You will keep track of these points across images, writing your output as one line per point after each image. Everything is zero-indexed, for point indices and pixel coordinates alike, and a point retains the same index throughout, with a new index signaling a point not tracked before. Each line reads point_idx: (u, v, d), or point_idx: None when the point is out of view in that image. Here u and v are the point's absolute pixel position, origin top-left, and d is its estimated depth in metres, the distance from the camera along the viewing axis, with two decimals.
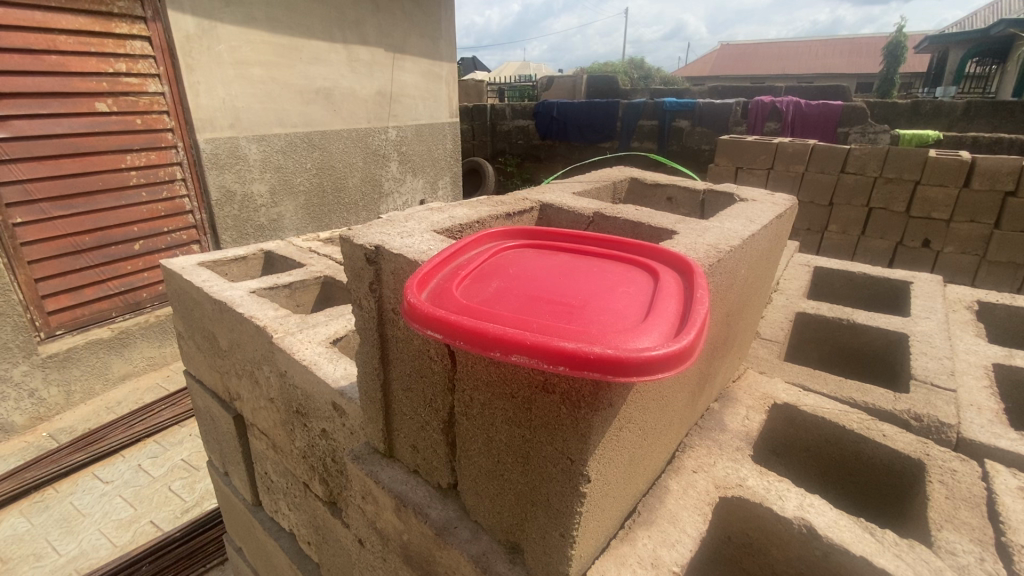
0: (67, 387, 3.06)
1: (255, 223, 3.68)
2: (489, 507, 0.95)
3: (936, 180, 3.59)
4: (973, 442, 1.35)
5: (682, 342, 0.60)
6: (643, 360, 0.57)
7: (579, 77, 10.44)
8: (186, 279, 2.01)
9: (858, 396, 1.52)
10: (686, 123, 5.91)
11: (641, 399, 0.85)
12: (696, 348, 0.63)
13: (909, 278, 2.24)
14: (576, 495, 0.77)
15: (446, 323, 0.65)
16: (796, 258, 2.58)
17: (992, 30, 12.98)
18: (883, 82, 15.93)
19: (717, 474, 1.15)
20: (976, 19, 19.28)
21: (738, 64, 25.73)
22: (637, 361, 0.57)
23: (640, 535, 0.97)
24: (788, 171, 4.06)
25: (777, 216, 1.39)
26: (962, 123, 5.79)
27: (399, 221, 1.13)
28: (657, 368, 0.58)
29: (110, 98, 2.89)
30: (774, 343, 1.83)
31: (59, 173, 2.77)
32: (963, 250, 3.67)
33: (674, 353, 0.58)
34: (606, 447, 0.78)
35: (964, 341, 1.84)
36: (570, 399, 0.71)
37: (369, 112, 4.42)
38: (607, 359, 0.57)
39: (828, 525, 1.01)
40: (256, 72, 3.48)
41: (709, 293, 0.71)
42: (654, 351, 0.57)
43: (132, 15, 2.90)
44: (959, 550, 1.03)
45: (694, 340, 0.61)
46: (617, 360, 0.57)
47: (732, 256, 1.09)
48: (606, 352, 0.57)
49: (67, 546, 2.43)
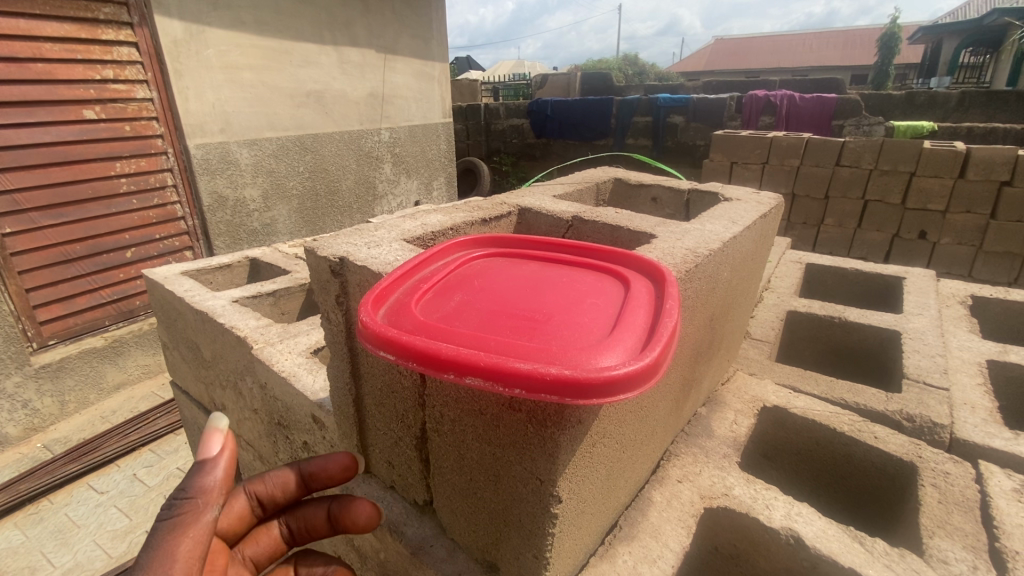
0: (62, 397, 2.98)
1: (248, 228, 3.63)
2: (465, 525, 0.92)
3: (931, 172, 3.56)
4: (967, 443, 1.32)
5: (648, 359, 0.57)
6: (604, 381, 0.54)
7: (574, 74, 10.38)
8: (168, 288, 1.97)
9: (849, 397, 1.49)
10: (680, 119, 5.87)
11: (616, 411, 0.82)
12: (663, 364, 0.60)
13: (902, 274, 2.21)
14: (548, 517, 0.75)
15: (399, 343, 0.62)
16: (788, 255, 2.55)
17: (987, 19, 12.96)
18: (878, 73, 15.97)
19: (703, 484, 1.12)
20: (969, 7, 19.21)
21: (733, 58, 25.68)
22: (597, 381, 0.53)
23: (620, 551, 0.95)
24: (783, 165, 4.03)
25: (761, 216, 1.36)
26: (957, 113, 5.76)
27: (369, 230, 1.10)
28: (620, 389, 0.55)
29: (98, 105, 2.81)
30: (764, 344, 1.80)
31: (48, 181, 2.68)
32: (959, 241, 3.65)
33: (638, 371, 0.55)
34: (578, 464, 0.75)
35: (957, 337, 1.81)
36: (536, 418, 0.68)
37: (361, 114, 4.38)
38: (564, 381, 0.54)
39: (816, 535, 0.98)
40: (246, 76, 3.44)
41: (680, 303, 0.68)
42: (615, 370, 0.54)
43: (119, 21, 2.83)
44: (952, 559, 1.00)
45: (660, 356, 0.58)
46: (576, 382, 0.54)
47: (712, 260, 1.06)
48: (563, 372, 0.54)
49: (61, 559, 2.29)
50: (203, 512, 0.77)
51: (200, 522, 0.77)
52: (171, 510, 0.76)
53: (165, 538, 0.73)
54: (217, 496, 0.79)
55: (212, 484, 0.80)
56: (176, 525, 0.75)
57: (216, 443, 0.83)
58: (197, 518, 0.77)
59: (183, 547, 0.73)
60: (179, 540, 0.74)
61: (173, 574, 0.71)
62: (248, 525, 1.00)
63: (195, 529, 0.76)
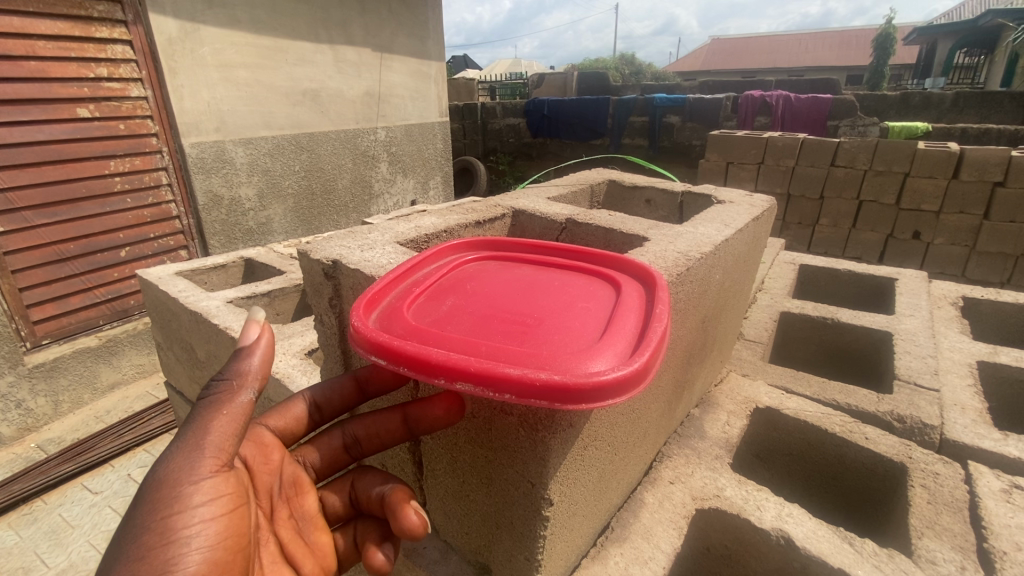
0: (56, 397, 2.94)
1: (243, 227, 3.61)
2: (458, 527, 0.93)
3: (924, 172, 3.59)
4: (957, 443, 1.33)
5: (637, 364, 0.57)
6: (594, 386, 0.54)
7: (571, 74, 10.39)
8: (162, 289, 1.97)
9: (841, 398, 1.50)
10: (676, 119, 5.88)
11: (607, 415, 0.82)
12: (653, 368, 0.60)
13: (894, 275, 2.23)
14: (540, 520, 0.75)
15: (390, 348, 0.62)
16: (782, 256, 2.56)
17: (980, 21, 13.03)
18: (873, 74, 16.05)
19: (695, 485, 1.13)
20: (963, 8, 19.30)
21: (729, 58, 25.74)
22: (586, 387, 0.54)
23: (612, 553, 0.95)
24: (778, 166, 4.05)
25: (753, 218, 1.36)
26: (951, 114, 5.80)
27: (363, 232, 1.10)
28: (609, 394, 0.55)
29: (92, 103, 2.78)
30: (757, 345, 1.81)
31: (41, 180, 2.65)
32: (952, 241, 3.67)
33: (627, 377, 0.56)
34: (570, 468, 0.76)
35: (948, 338, 1.82)
36: (527, 422, 0.69)
37: (357, 113, 4.37)
38: (554, 386, 0.54)
39: (806, 536, 0.99)
40: (241, 75, 3.43)
41: (670, 308, 0.68)
42: (604, 375, 0.55)
43: (113, 19, 2.80)
44: (940, 559, 1.01)
45: (649, 361, 0.59)
46: (565, 388, 0.54)
47: (704, 264, 1.06)
48: (553, 378, 0.54)
49: (55, 559, 2.18)
50: (237, 393, 0.76)
51: (236, 404, 0.75)
52: (212, 390, 0.76)
53: (203, 415, 0.74)
54: (252, 379, 0.77)
55: (250, 369, 0.78)
56: (212, 403, 0.74)
57: (253, 333, 0.81)
58: (231, 399, 0.75)
59: (217, 425, 0.73)
60: (214, 417, 0.73)
61: (206, 447, 0.72)
62: (306, 429, 0.92)
63: (229, 410, 0.74)
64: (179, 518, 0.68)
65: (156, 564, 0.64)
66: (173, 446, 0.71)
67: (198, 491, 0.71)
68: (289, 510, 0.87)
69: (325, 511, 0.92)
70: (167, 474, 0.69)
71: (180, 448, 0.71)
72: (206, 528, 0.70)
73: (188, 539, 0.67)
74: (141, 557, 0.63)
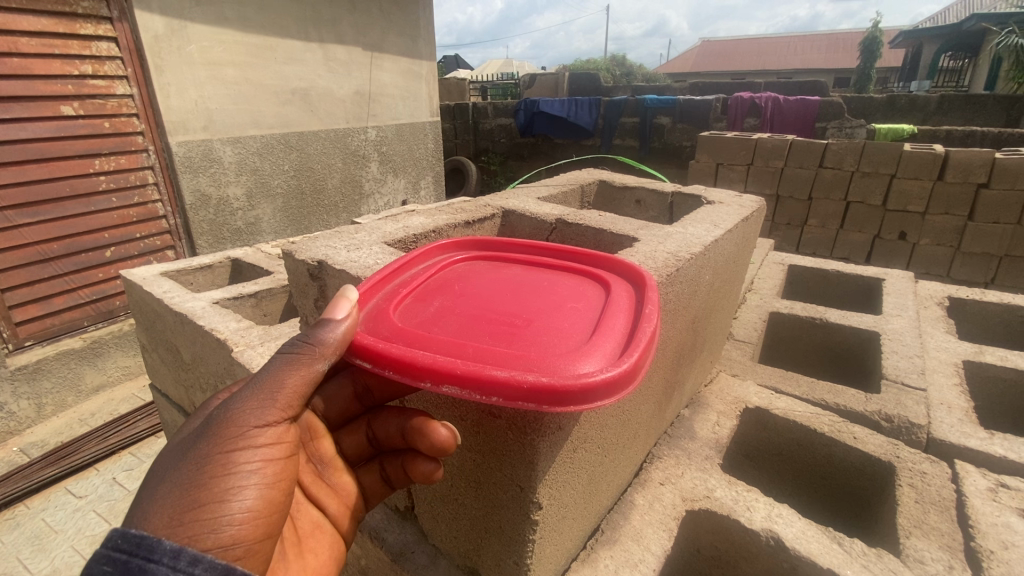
0: (39, 400, 2.87)
1: (231, 227, 3.57)
2: (446, 531, 0.92)
3: (910, 174, 3.63)
4: (944, 442, 1.34)
5: (625, 366, 0.56)
6: (581, 388, 0.53)
7: (562, 75, 10.40)
8: (147, 290, 1.93)
9: (830, 398, 1.51)
10: (667, 120, 5.90)
11: (597, 419, 0.82)
12: (642, 369, 0.60)
13: (881, 275, 2.25)
14: (528, 523, 0.74)
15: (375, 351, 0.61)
16: (771, 256, 2.57)
17: (964, 25, 13.23)
18: (860, 78, 16.22)
19: (685, 486, 1.12)
20: (947, 13, 19.58)
21: (719, 59, 25.92)
22: (574, 389, 0.53)
23: (602, 556, 0.95)
24: (768, 167, 4.08)
25: (742, 219, 1.37)
26: (936, 117, 5.87)
27: (350, 232, 1.09)
28: (597, 397, 0.54)
29: (76, 101, 2.73)
30: (747, 345, 1.81)
31: (24, 179, 2.59)
32: (937, 242, 3.71)
33: (615, 379, 0.55)
34: (558, 471, 0.75)
35: (934, 337, 1.84)
36: (515, 425, 0.68)
37: (347, 112, 4.34)
38: (541, 389, 0.53)
39: (796, 536, 0.99)
40: (229, 73, 3.38)
41: (659, 309, 0.68)
42: (593, 377, 0.54)
43: (98, 15, 2.75)
44: (928, 559, 1.01)
45: (638, 361, 0.58)
46: (553, 389, 0.53)
47: (693, 264, 1.06)
48: (540, 380, 0.53)
49: (37, 565, 2.13)
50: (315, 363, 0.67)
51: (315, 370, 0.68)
52: (297, 342, 0.69)
53: (283, 365, 0.68)
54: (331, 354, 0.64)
55: (334, 341, 0.65)
56: (294, 358, 0.68)
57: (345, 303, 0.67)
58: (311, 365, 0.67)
59: (290, 381, 0.67)
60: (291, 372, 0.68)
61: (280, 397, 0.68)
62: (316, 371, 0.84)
63: (303, 371, 0.67)
64: (240, 455, 0.66)
65: (213, 494, 0.62)
66: (248, 390, 0.68)
67: (261, 435, 0.68)
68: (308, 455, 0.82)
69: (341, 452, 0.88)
70: (236, 414, 0.66)
71: (255, 391, 0.68)
72: (262, 471, 0.68)
73: (241, 477, 0.65)
74: (201, 484, 0.62)
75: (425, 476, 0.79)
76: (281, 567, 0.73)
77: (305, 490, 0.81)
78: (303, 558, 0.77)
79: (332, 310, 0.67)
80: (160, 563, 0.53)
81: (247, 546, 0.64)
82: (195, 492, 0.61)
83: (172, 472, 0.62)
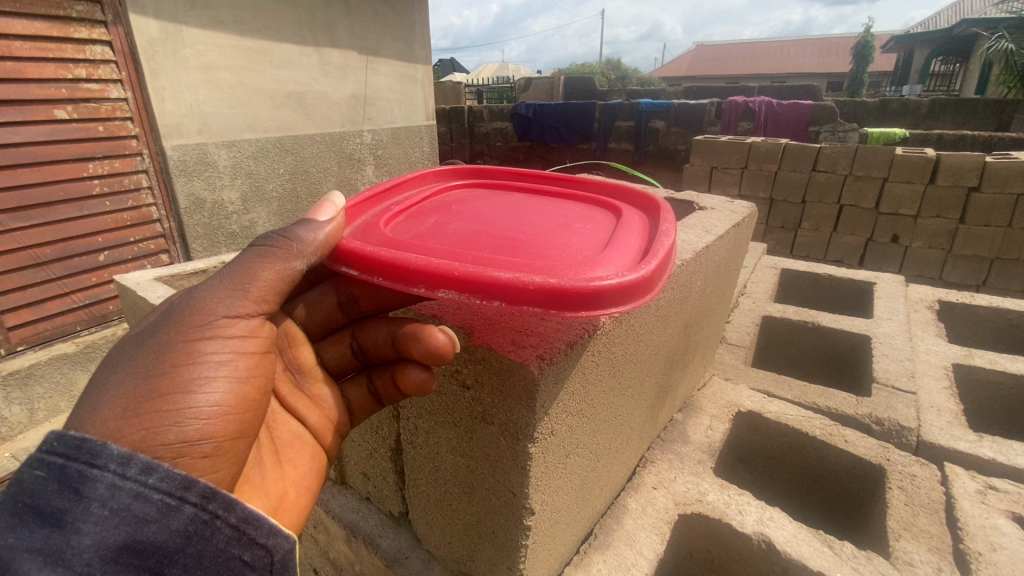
0: (31, 405, 2.84)
1: (226, 231, 3.56)
2: (440, 537, 0.92)
3: (902, 177, 3.66)
4: (933, 445, 1.35)
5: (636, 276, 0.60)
6: (591, 292, 0.56)
7: (557, 79, 10.43)
8: (141, 295, 1.93)
9: (821, 401, 1.52)
10: (661, 123, 5.92)
11: (589, 425, 0.83)
12: (649, 287, 0.63)
13: (872, 279, 2.27)
14: (521, 529, 0.75)
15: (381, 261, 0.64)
16: (763, 260, 2.59)
17: (954, 29, 13.36)
18: (852, 81, 16.33)
19: (677, 490, 1.13)
20: (939, 18, 19.76)
21: (713, 63, 26.06)
22: (584, 292, 0.56)
23: (594, 560, 0.96)
24: (762, 170, 4.10)
25: (733, 225, 1.38)
26: (927, 121, 5.93)
27: None
28: (607, 302, 0.57)
29: (70, 105, 2.73)
30: (740, 349, 1.83)
31: (17, 183, 2.59)
32: (929, 245, 3.75)
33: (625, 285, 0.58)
34: (551, 477, 0.76)
35: (924, 340, 1.86)
36: (508, 431, 0.69)
37: (343, 116, 4.35)
38: (547, 289, 0.56)
39: (786, 540, 1.00)
40: (223, 77, 3.37)
41: (665, 248, 0.73)
42: (601, 283, 0.57)
43: (92, 19, 2.74)
44: (917, 561, 1.02)
45: (646, 277, 0.62)
46: (560, 291, 0.56)
47: (684, 270, 1.07)
48: (546, 282, 0.56)
49: None
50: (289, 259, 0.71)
51: (287, 266, 0.71)
52: (272, 240, 0.72)
53: (252, 258, 0.70)
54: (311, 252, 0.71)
55: (315, 241, 0.72)
56: (264, 253, 0.70)
57: (330, 207, 0.75)
58: (283, 261, 0.71)
59: (263, 273, 0.70)
60: (261, 265, 0.70)
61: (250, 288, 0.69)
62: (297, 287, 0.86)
63: (281, 266, 0.70)
64: (204, 344, 0.64)
65: (175, 383, 0.60)
66: (214, 280, 0.68)
67: (229, 326, 0.67)
68: (285, 366, 0.82)
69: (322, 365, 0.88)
70: (200, 302, 0.66)
71: (221, 282, 0.68)
72: (230, 364, 0.66)
73: (208, 367, 0.64)
74: (161, 373, 0.60)
75: (415, 387, 0.76)
76: (256, 473, 0.73)
77: (283, 400, 0.81)
78: (281, 467, 0.77)
79: (315, 212, 0.74)
80: (105, 472, 0.50)
81: (215, 442, 0.62)
82: (158, 378, 0.60)
83: (136, 360, 0.60)
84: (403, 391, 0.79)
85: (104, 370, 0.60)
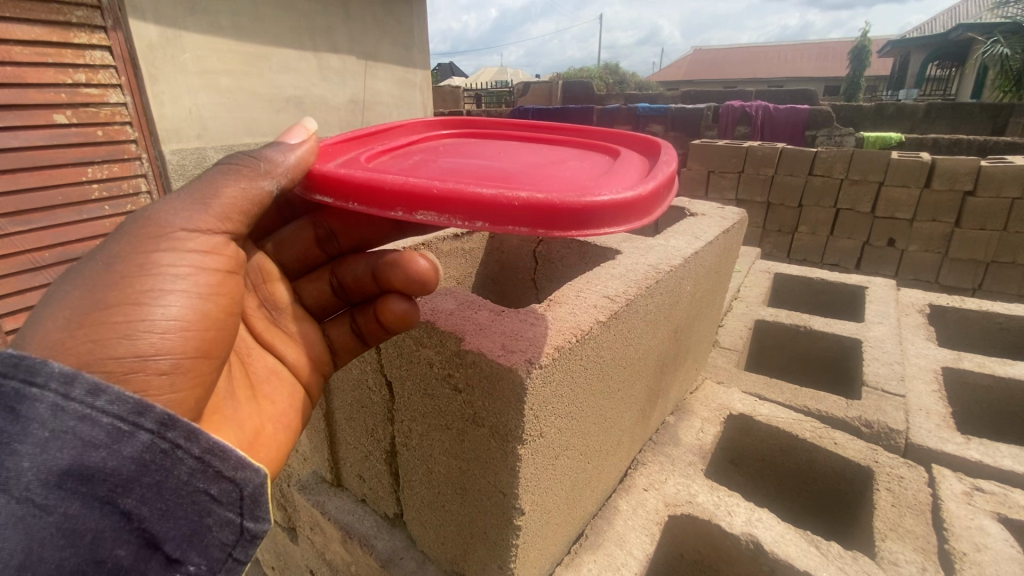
0: None
1: None
2: (434, 537, 0.94)
3: (898, 182, 3.70)
4: (922, 448, 1.37)
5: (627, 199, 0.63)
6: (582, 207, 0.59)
7: (555, 84, 10.48)
8: None
9: (812, 404, 1.54)
10: (659, 128, 5.96)
11: (579, 428, 0.85)
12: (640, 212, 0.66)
13: (864, 283, 2.30)
14: (511, 529, 0.77)
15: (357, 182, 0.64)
16: (757, 265, 2.62)
17: (949, 35, 13.44)
18: (849, 86, 16.40)
19: (668, 491, 1.15)
20: (934, 23, 19.86)
21: (711, 67, 26.18)
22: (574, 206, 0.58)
23: (585, 560, 0.98)
24: (758, 174, 4.13)
25: (723, 231, 1.40)
26: (922, 126, 5.98)
27: None
28: (602, 219, 0.61)
29: (70, 109, 2.74)
30: (733, 353, 1.85)
31: (16, 187, 2.61)
32: (925, 248, 3.78)
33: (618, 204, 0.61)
34: (540, 478, 0.78)
35: (915, 344, 1.88)
36: (498, 432, 0.71)
37: (341, 120, 4.38)
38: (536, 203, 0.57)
39: (774, 540, 1.02)
40: (222, 81, 3.39)
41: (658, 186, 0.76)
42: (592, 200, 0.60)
43: (93, 24, 2.74)
44: (902, 561, 1.04)
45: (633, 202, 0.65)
46: (550, 206, 0.58)
47: (673, 276, 1.09)
48: (534, 197, 0.57)
49: None
50: (257, 178, 0.70)
51: (255, 186, 0.70)
52: (240, 161, 0.72)
53: (218, 176, 0.70)
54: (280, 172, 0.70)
55: (284, 162, 0.71)
56: (232, 172, 0.70)
57: (301, 130, 0.75)
58: (251, 180, 0.70)
59: (227, 190, 0.69)
60: (228, 182, 0.70)
61: (213, 204, 0.68)
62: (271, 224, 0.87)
63: (247, 184, 0.70)
64: (161, 257, 0.64)
65: (130, 293, 0.60)
66: (178, 195, 0.68)
67: (189, 241, 0.67)
68: (259, 300, 0.82)
69: (301, 301, 0.90)
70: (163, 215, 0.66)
71: (185, 197, 0.68)
72: (189, 282, 0.65)
73: (165, 280, 0.63)
74: (117, 282, 0.59)
75: (397, 318, 0.79)
76: (229, 405, 0.73)
77: (257, 336, 0.82)
78: (257, 402, 0.78)
79: (286, 136, 0.74)
80: (46, 389, 0.48)
81: (173, 358, 0.60)
82: (113, 288, 0.59)
83: (93, 269, 0.60)
84: (383, 323, 0.82)
85: (61, 281, 0.59)
